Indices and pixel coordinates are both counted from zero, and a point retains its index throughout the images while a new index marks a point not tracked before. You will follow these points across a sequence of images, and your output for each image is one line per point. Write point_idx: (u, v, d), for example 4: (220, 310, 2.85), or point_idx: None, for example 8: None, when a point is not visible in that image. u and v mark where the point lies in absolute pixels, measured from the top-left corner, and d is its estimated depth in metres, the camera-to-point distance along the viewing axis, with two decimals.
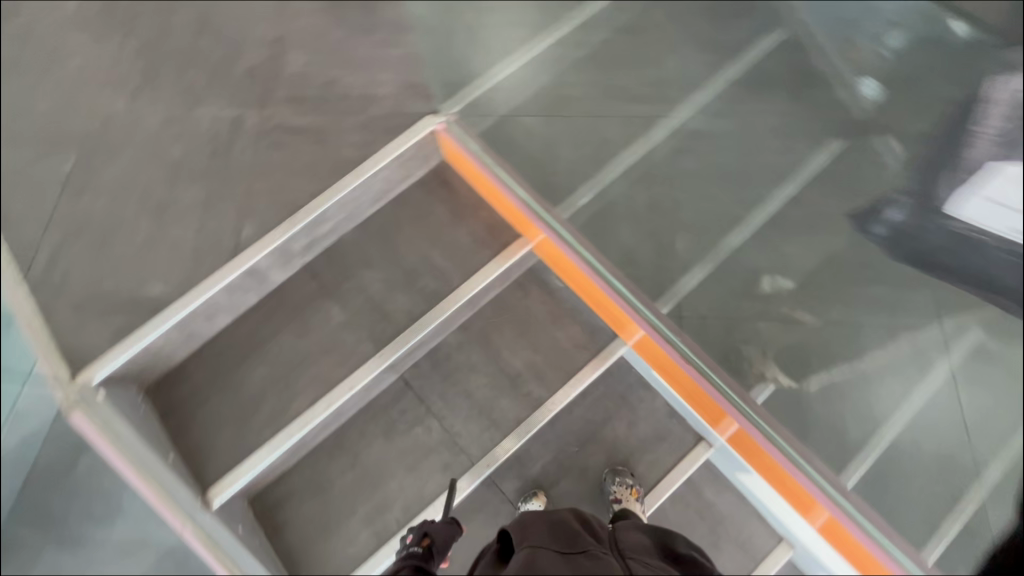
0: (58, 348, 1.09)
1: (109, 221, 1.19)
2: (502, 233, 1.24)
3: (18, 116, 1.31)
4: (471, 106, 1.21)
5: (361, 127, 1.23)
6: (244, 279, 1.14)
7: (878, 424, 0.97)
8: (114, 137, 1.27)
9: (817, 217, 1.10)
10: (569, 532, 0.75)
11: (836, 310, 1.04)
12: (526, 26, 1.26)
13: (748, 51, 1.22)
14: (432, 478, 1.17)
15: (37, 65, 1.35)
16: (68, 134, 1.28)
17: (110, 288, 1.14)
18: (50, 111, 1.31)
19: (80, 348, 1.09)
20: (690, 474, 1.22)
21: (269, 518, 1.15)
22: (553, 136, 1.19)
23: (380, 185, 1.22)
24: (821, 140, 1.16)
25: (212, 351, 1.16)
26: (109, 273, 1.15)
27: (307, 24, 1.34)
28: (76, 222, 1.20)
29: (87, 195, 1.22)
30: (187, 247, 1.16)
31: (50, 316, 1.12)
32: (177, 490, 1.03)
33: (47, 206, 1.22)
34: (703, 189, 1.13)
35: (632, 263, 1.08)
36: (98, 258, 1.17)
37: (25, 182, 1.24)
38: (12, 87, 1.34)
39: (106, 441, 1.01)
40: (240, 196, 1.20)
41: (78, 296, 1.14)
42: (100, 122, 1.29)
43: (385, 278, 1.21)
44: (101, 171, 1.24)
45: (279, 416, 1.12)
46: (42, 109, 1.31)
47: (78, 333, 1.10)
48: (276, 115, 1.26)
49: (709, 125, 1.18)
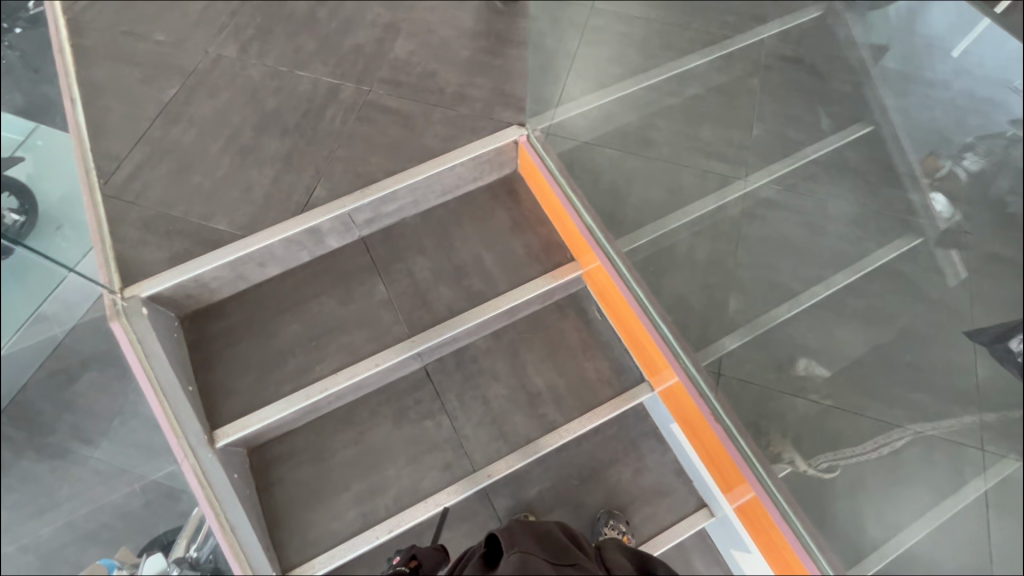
0: (116, 257, 1.12)
1: (194, 153, 1.25)
2: (555, 253, 1.26)
3: (138, 39, 1.39)
4: (557, 126, 1.26)
5: (448, 122, 1.28)
6: (303, 236, 1.17)
7: (896, 529, 0.91)
8: (218, 78, 1.35)
9: (870, 311, 1.10)
10: (555, 546, 0.73)
11: (877, 407, 1.01)
12: (622, 65, 1.27)
13: (832, 137, 1.25)
14: (430, 474, 1.16)
15: None
16: (178, 65, 1.36)
17: (178, 214, 1.18)
18: (168, 41, 1.39)
19: (137, 262, 1.13)
20: (684, 537, 1.18)
21: (263, 473, 1.15)
22: (629, 172, 1.21)
23: (451, 180, 1.26)
24: (890, 237, 1.16)
25: (255, 297, 1.19)
26: (181, 199, 1.20)
27: (420, 20, 1.42)
28: (164, 146, 1.26)
29: (180, 124, 1.28)
30: (258, 193, 1.21)
31: (117, 226, 1.17)
32: (189, 419, 1.04)
33: (142, 126, 1.28)
34: (763, 257, 1.14)
35: (680, 311, 1.08)
36: (175, 184, 1.22)
37: (128, 98, 1.31)
38: (139, 13, 1.43)
39: (136, 354, 1.04)
40: (319, 157, 1.24)
41: (147, 213, 1.18)
42: (210, 62, 1.37)
43: (434, 268, 1.23)
44: (199, 106, 1.31)
45: (301, 374, 1.13)
46: (160, 38, 1.40)
47: (139, 248, 1.14)
48: (371, 92, 1.32)
49: (781, 197, 1.19)
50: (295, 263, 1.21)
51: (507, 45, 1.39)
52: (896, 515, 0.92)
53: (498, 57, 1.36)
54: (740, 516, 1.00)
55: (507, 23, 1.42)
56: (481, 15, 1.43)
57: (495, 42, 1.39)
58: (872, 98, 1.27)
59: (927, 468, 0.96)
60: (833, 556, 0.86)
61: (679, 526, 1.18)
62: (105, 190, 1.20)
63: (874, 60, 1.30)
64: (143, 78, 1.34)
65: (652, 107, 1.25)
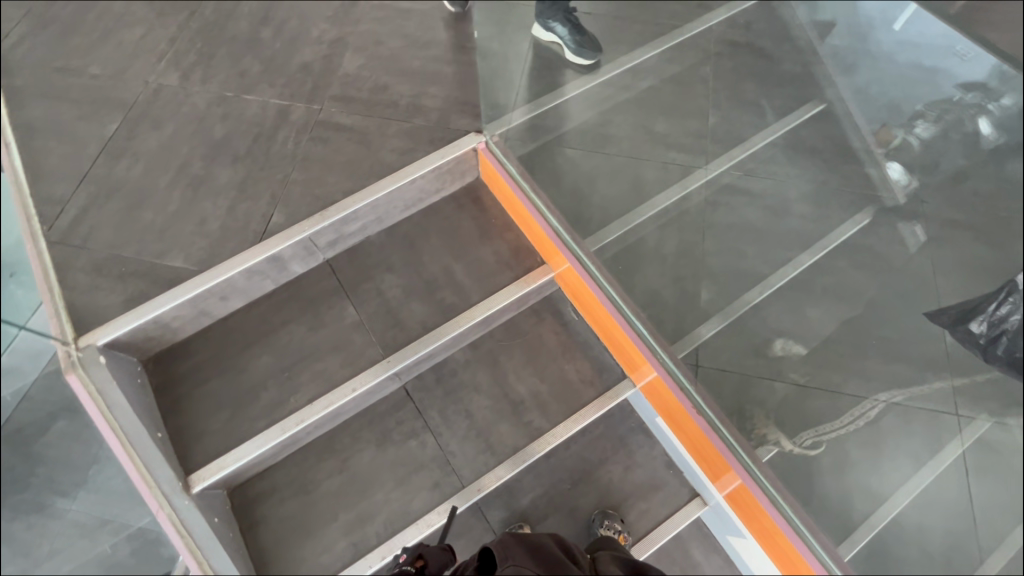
0: (67, 306, 1.07)
1: (142, 189, 1.20)
2: (526, 258, 1.24)
3: (72, 74, 1.33)
4: (515, 130, 1.24)
5: (404, 135, 1.26)
6: (265, 265, 1.14)
7: (883, 502, 0.92)
8: (161, 108, 1.30)
9: (840, 287, 1.11)
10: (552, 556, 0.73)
11: (853, 382, 1.02)
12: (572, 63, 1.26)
13: (787, 118, 1.26)
14: (419, 494, 1.14)
15: (100, 30, 1.40)
16: (118, 99, 1.31)
17: (131, 254, 1.14)
18: (104, 75, 1.34)
19: (92, 308, 1.08)
20: (680, 529, 1.18)
21: (246, 513, 1.11)
22: (591, 170, 1.20)
23: (413, 194, 1.23)
24: (851, 211, 1.18)
25: (220, 332, 1.15)
26: (132, 239, 1.15)
27: (366, 32, 1.39)
28: (110, 184, 1.21)
29: (125, 160, 1.23)
30: (214, 225, 1.17)
31: (65, 272, 1.11)
32: (160, 468, 1.00)
33: (84, 165, 1.23)
34: (730, 243, 1.14)
35: (654, 305, 1.08)
36: (125, 223, 1.17)
37: (67, 138, 1.25)
38: (71, 47, 1.37)
39: (97, 407, 0.99)
40: (275, 182, 1.21)
41: (97, 256, 1.13)
42: (151, 93, 1.32)
43: (404, 285, 1.21)
44: (143, 139, 1.26)
45: (275, 408, 1.10)
46: (96, 72, 1.34)
47: (92, 294, 1.09)
48: (322, 110, 1.29)
49: (743, 182, 1.20)
50: (259, 293, 1.18)
51: (457, 51, 1.37)
52: (880, 486, 0.93)
53: (449, 65, 1.35)
54: (731, 505, 1.00)
55: (456, 30, 1.40)
56: (429, 23, 1.41)
57: (445, 49, 1.37)
58: (821, 76, 1.29)
59: (906, 438, 0.97)
60: (824, 537, 0.87)
61: (674, 519, 1.18)
62: (49, 236, 1.15)
63: (820, 40, 1.32)
64: (82, 116, 1.28)
65: (609, 103, 1.25)
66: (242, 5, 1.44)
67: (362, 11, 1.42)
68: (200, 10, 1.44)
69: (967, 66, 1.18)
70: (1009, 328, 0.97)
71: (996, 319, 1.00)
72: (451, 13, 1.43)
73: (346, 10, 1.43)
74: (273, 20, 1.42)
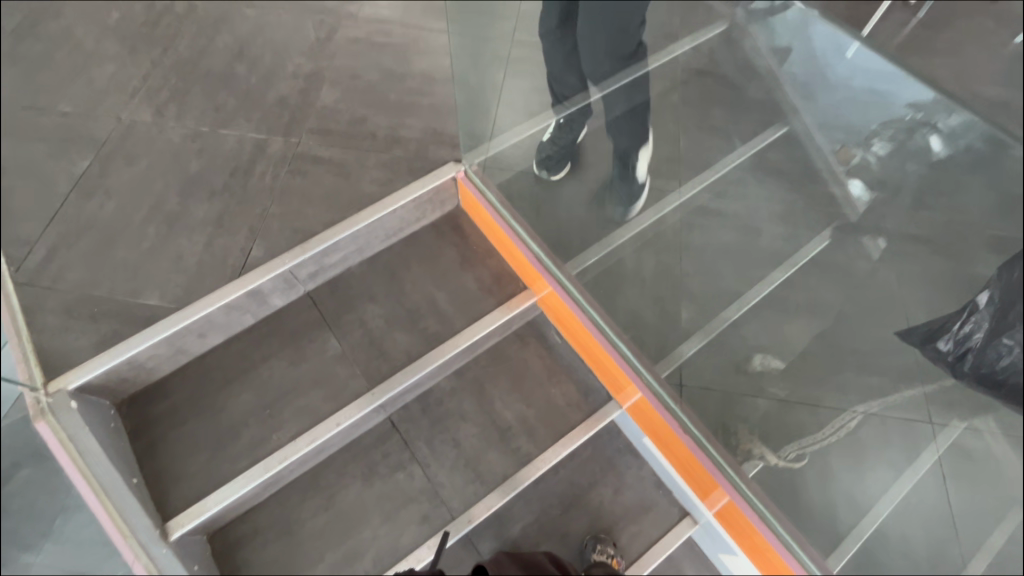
0: (36, 349, 1.03)
1: (116, 226, 1.18)
2: (509, 284, 1.26)
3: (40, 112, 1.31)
4: (494, 159, 1.27)
5: (384, 166, 1.27)
6: (245, 300, 1.12)
7: (865, 511, 0.93)
8: (135, 145, 1.28)
9: (812, 302, 1.15)
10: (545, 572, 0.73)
11: (831, 395, 1.05)
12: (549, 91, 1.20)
13: (752, 141, 1.32)
14: (408, 529, 1.12)
15: (70, 68, 1.38)
16: (89, 136, 1.29)
17: (104, 293, 1.11)
18: (73, 111, 1.32)
19: (63, 351, 1.05)
20: (672, 549, 1.18)
21: (228, 558, 1.07)
22: (568, 196, 1.23)
23: (394, 223, 1.24)
24: (818, 229, 1.23)
25: (198, 370, 1.12)
26: (106, 278, 1.13)
27: (342, 66, 1.41)
28: (81, 223, 1.18)
29: (98, 198, 1.21)
30: (190, 261, 1.15)
31: (34, 315, 1.08)
32: (137, 516, 0.95)
33: (54, 204, 1.20)
34: (706, 263, 1.18)
35: (637, 326, 1.10)
36: (97, 261, 1.14)
37: (35, 177, 1.23)
38: None
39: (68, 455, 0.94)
40: (253, 216, 1.20)
41: (68, 297, 1.10)
42: (124, 129, 1.30)
43: (387, 315, 1.20)
44: (116, 176, 1.24)
45: (257, 446, 1.07)
46: (66, 109, 1.32)
47: (63, 336, 1.06)
48: (300, 143, 1.29)
49: (715, 204, 1.25)
50: (238, 329, 1.16)
51: (434, 83, 1.40)
52: (860, 494, 0.95)
53: (426, 97, 1.38)
54: (721, 522, 1.01)
55: (431, 62, 1.43)
56: (404, 56, 1.44)
57: (421, 81, 1.40)
58: (783, 101, 1.35)
59: (884, 447, 1.00)
60: (812, 549, 0.88)
61: (666, 540, 1.18)
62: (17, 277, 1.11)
63: (778, 66, 1.38)
64: (49, 152, 1.25)
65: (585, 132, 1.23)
66: (216, 42, 1.45)
67: (337, 46, 1.44)
68: (174, 47, 1.44)
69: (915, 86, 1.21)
70: (971, 345, 0.93)
71: (963, 336, 0.95)
72: (426, 47, 1.46)
73: (321, 45, 1.45)
74: (248, 55, 1.43)
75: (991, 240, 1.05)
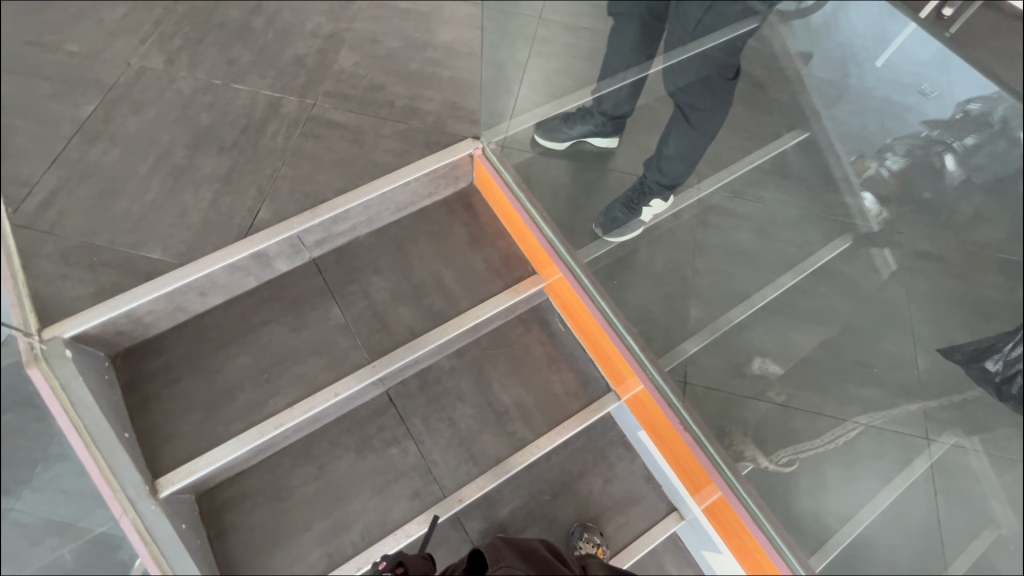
0: (32, 295, 1.01)
1: (119, 175, 1.15)
2: (517, 267, 1.24)
3: (46, 50, 1.26)
4: (513, 139, 1.24)
5: (400, 136, 1.24)
6: (249, 261, 1.10)
7: (851, 521, 0.94)
8: (143, 92, 1.24)
9: (820, 310, 1.15)
10: (549, 564, 0.71)
11: (830, 404, 1.05)
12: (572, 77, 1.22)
13: (774, 142, 1.30)
14: (398, 504, 1.11)
15: (80, 5, 1.33)
16: (96, 79, 1.25)
17: (104, 243, 1.08)
18: (81, 52, 1.27)
19: (59, 299, 1.02)
20: (657, 543, 1.19)
21: (215, 519, 1.06)
22: (585, 182, 1.20)
23: (407, 196, 1.22)
24: (831, 238, 1.22)
25: (196, 329, 1.10)
26: (106, 227, 1.09)
27: (363, 30, 1.37)
28: (83, 168, 1.15)
29: (102, 144, 1.17)
30: (195, 217, 1.12)
31: (30, 259, 1.05)
32: (128, 470, 0.94)
33: (55, 147, 1.16)
34: (717, 263, 1.17)
35: (645, 321, 1.09)
36: (98, 209, 1.11)
37: (37, 116, 1.18)
38: (47, 21, 1.30)
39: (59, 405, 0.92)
40: (263, 177, 1.17)
41: (66, 243, 1.07)
42: (132, 75, 1.26)
43: (392, 288, 1.18)
44: (122, 123, 1.20)
45: (252, 410, 1.06)
46: (73, 49, 1.27)
47: (59, 284, 1.03)
48: (315, 105, 1.26)
49: (731, 204, 1.23)
50: (239, 290, 1.13)
51: (456, 55, 1.37)
52: (849, 504, 0.95)
53: (448, 70, 1.34)
54: (709, 519, 1.02)
55: (455, 34, 1.39)
56: (428, 25, 1.40)
57: (443, 53, 1.37)
58: (807, 106, 1.34)
59: (877, 458, 1.00)
60: (800, 553, 0.89)
61: (651, 534, 1.19)
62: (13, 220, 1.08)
63: (804, 67, 1.34)
64: (54, 94, 1.21)
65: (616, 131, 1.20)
66: None
67: (359, 8, 1.40)
68: None
69: (930, 103, 1.23)
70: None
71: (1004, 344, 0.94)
72: (450, 17, 1.42)
73: (343, 6, 1.40)
74: (267, 9, 1.38)
75: (1001, 263, 1.07)
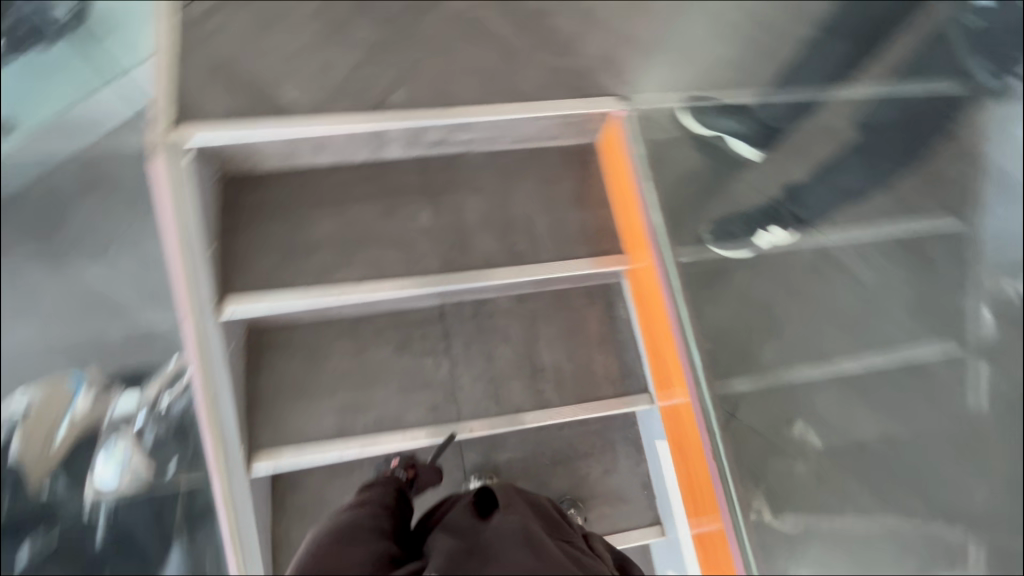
0: (174, 92, 1.05)
1: (281, 10, 1.17)
2: (608, 240, 1.21)
3: None
4: (659, 112, 1.15)
5: (550, 68, 1.17)
6: (369, 137, 1.12)
7: None
8: None
9: (895, 404, 1.08)
10: (552, 521, 0.73)
11: (865, 496, 1.01)
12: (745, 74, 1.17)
13: (923, 218, 1.20)
14: (415, 409, 1.16)
15: None
16: None
17: (248, 68, 1.11)
18: None
19: (191, 104, 1.05)
20: (631, 545, 1.21)
21: (258, 352, 1.15)
22: (714, 183, 1.13)
23: (532, 131, 1.20)
24: (935, 338, 1.15)
25: (300, 179, 1.16)
26: (255, 55, 1.13)
27: None
28: None
29: None
30: (335, 76, 1.13)
31: (180, 57, 1.08)
32: (203, 285, 1.00)
33: None
34: (812, 316, 1.11)
35: (716, 343, 1.04)
36: (253, 35, 1.14)
37: None
38: None
39: (168, 202, 0.96)
40: (408, 60, 1.16)
41: (215, 56, 1.10)
42: None
43: (484, 214, 1.19)
44: None
45: (322, 273, 1.10)
46: None
47: (197, 90, 1.07)
48: (480, 7, 1.22)
49: (852, 263, 1.15)
50: (349, 160, 1.17)
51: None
52: None
53: None
54: (698, 543, 1.03)
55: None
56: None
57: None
58: (972, 195, 1.23)
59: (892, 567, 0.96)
60: None
61: (629, 534, 1.21)
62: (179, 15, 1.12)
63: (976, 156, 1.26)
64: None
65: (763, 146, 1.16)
66: None
67: None
68: None
69: None
70: None
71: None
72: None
73: None
74: None
75: None
